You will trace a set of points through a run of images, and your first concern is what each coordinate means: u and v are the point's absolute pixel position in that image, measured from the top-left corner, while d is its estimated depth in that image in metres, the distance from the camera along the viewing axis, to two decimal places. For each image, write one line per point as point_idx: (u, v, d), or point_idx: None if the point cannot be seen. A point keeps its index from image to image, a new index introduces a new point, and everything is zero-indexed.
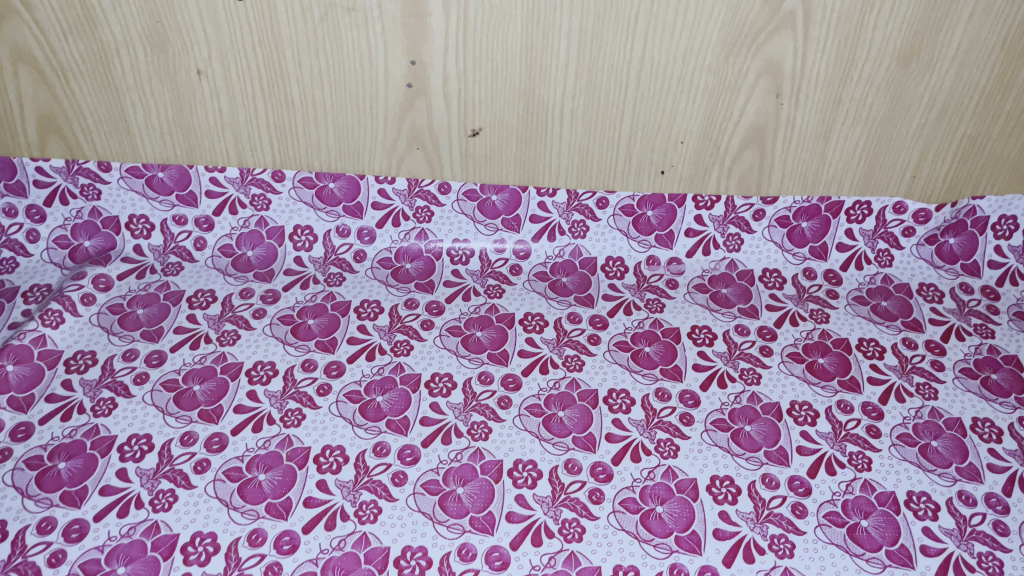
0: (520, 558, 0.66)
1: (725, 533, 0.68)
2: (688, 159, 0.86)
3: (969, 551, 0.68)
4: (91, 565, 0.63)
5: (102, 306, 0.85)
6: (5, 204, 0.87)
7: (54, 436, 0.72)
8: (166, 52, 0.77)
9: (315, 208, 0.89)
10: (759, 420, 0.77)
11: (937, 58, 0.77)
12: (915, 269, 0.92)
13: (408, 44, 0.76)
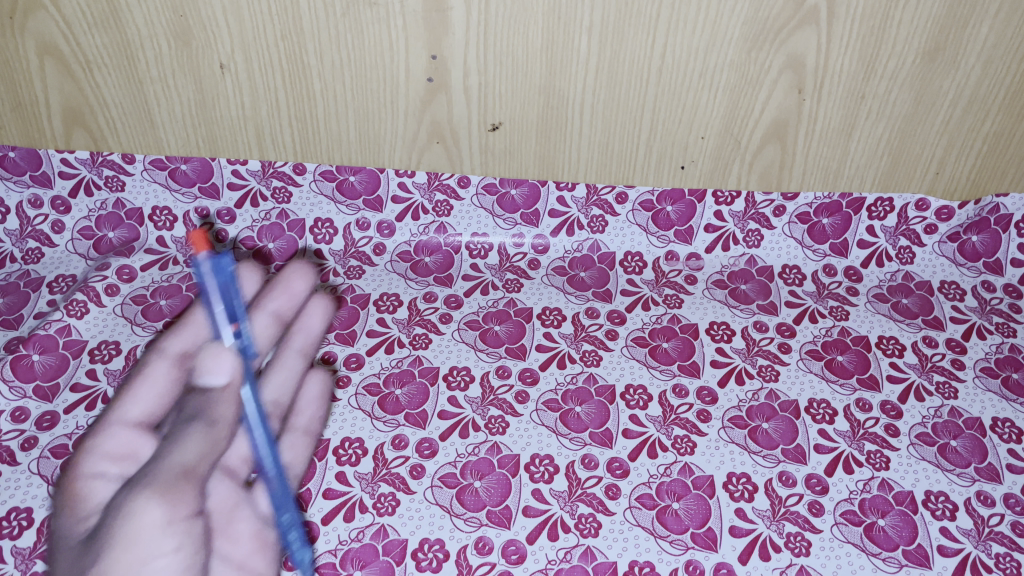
0: (537, 552, 0.67)
1: (741, 530, 0.69)
2: (709, 154, 0.85)
3: (986, 552, 0.68)
4: None
5: (126, 296, 0.86)
6: (31, 195, 0.89)
7: (78, 425, 0.74)
8: (190, 46, 0.77)
9: (335, 201, 0.89)
10: (777, 417, 0.77)
11: (963, 54, 0.77)
12: (936, 267, 0.91)
13: (429, 39, 0.76)
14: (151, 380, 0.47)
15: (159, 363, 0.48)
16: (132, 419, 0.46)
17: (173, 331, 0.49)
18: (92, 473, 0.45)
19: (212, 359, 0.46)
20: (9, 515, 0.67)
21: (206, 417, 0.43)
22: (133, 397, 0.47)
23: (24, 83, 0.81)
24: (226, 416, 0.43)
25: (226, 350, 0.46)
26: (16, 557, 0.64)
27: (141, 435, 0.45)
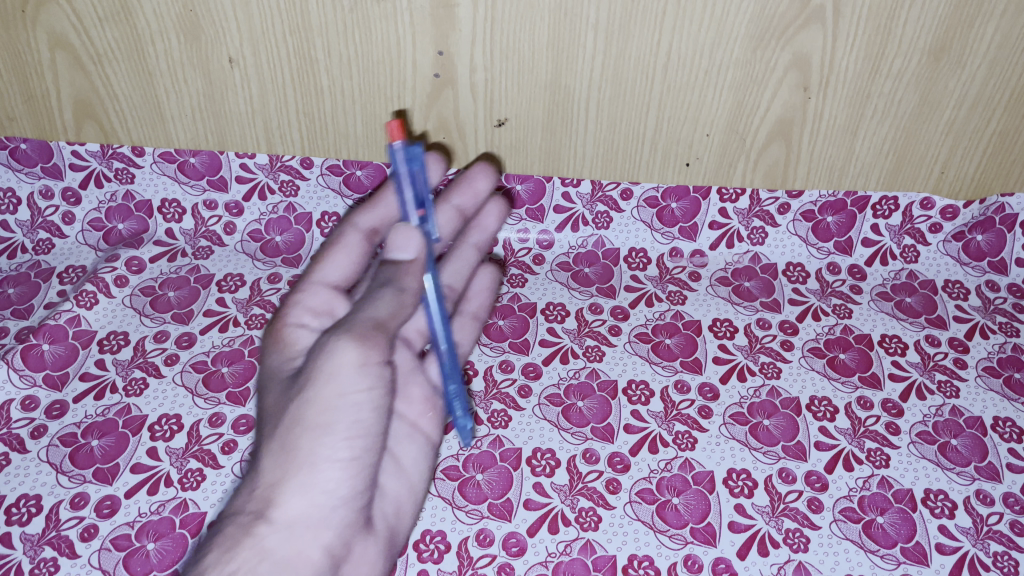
0: (537, 544, 0.68)
1: (740, 525, 0.69)
2: (713, 151, 0.86)
3: (984, 550, 0.68)
4: (122, 540, 0.68)
5: (135, 288, 0.87)
6: (42, 186, 0.90)
7: (87, 414, 0.77)
8: (199, 40, 0.78)
9: (342, 194, 0.89)
10: (778, 414, 0.77)
11: (968, 53, 0.77)
12: (941, 266, 0.91)
13: (436, 35, 0.76)
14: (347, 246, 0.58)
15: (355, 235, 0.58)
16: (337, 282, 0.57)
17: (370, 211, 0.60)
18: (296, 322, 0.54)
19: (401, 236, 0.50)
20: (19, 501, 0.70)
21: (402, 284, 0.49)
22: (331, 258, 0.58)
23: (36, 75, 0.82)
24: (413, 289, 0.49)
25: (413, 228, 0.51)
26: (25, 543, 0.68)
27: (336, 300, 0.56)
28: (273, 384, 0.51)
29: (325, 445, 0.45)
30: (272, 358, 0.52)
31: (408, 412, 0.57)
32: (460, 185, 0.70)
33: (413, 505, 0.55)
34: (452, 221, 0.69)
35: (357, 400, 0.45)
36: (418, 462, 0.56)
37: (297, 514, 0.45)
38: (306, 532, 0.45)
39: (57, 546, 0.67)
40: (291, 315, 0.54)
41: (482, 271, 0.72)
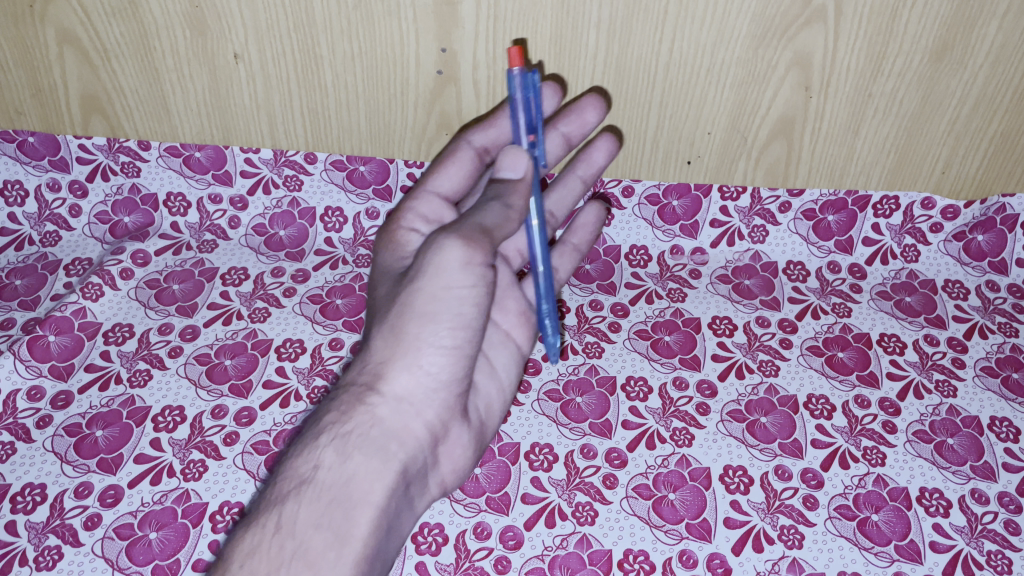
0: (533, 538, 0.69)
1: (735, 521, 0.70)
2: (715, 149, 0.86)
3: (978, 549, 0.69)
4: (125, 529, 0.69)
5: (140, 280, 0.89)
6: (49, 179, 0.91)
7: (92, 405, 0.78)
8: (205, 36, 0.79)
9: (346, 189, 0.90)
10: (775, 412, 0.78)
11: (971, 53, 0.77)
12: (941, 265, 0.91)
13: (439, 32, 0.77)
14: (459, 161, 0.72)
15: (467, 152, 0.72)
16: (447, 192, 0.72)
17: (484, 132, 0.73)
18: (409, 226, 0.68)
19: (511, 158, 0.60)
20: (25, 489, 0.72)
21: (508, 200, 0.59)
22: (444, 171, 0.72)
23: (43, 69, 0.83)
24: (518, 205, 0.59)
25: (521, 151, 0.60)
26: (30, 531, 0.69)
27: (443, 209, 0.71)
28: (382, 273, 0.66)
29: (427, 336, 0.57)
30: (384, 246, 0.68)
31: (504, 323, 0.70)
32: (565, 117, 0.78)
33: (503, 402, 0.69)
34: (558, 148, 0.78)
35: (453, 298, 0.56)
36: (508, 367, 0.69)
37: (403, 391, 0.57)
38: (409, 405, 0.57)
39: (61, 534, 0.69)
40: (405, 213, 0.69)
41: (589, 206, 0.82)
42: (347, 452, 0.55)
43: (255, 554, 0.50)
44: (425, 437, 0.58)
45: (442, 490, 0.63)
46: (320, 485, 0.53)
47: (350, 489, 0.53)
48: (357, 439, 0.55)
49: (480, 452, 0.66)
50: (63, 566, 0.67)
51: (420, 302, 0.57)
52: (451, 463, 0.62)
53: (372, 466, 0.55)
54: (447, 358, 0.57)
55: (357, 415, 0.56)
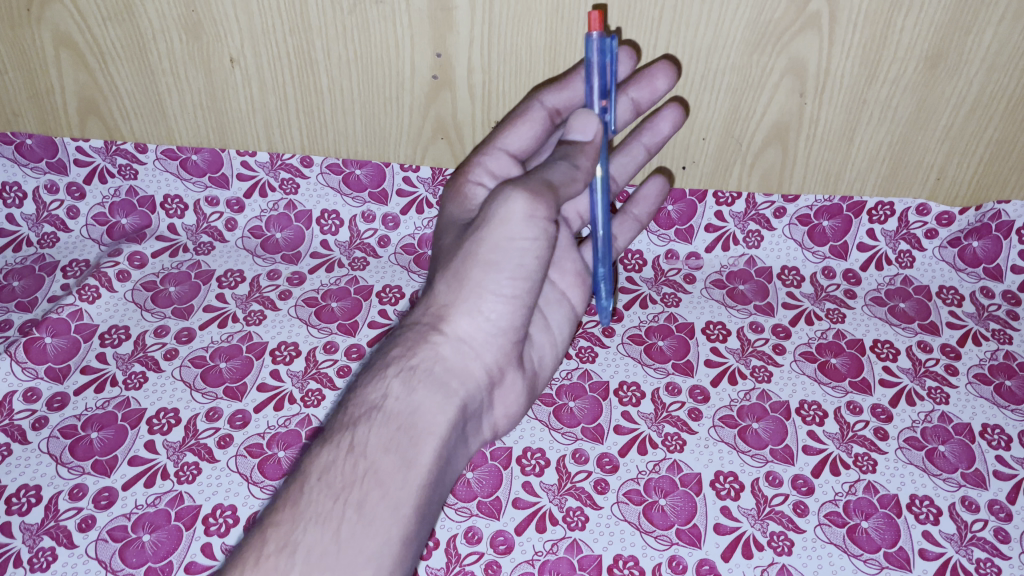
0: (524, 543, 0.70)
1: (725, 527, 0.71)
2: (710, 154, 0.86)
3: (967, 556, 0.69)
4: (118, 531, 0.70)
5: (137, 282, 0.89)
6: (47, 181, 0.91)
7: (88, 407, 0.78)
8: (201, 40, 0.79)
9: (342, 193, 0.91)
10: (767, 418, 0.78)
11: (965, 61, 0.76)
12: (936, 271, 0.91)
13: (434, 37, 0.77)
14: (531, 120, 0.73)
15: (540, 111, 0.73)
16: (516, 150, 0.73)
17: (558, 92, 0.73)
18: (476, 180, 0.70)
19: (581, 121, 0.61)
20: (20, 491, 0.72)
21: (575, 161, 0.59)
22: (516, 127, 0.72)
23: (41, 71, 0.83)
24: (585, 166, 0.59)
25: (593, 115, 0.60)
26: (24, 533, 0.70)
27: (510, 166, 0.71)
28: (447, 221, 0.69)
29: (490, 282, 0.57)
30: (452, 196, 0.70)
31: (559, 281, 0.72)
32: (637, 85, 0.76)
33: (554, 358, 0.70)
34: (626, 113, 0.77)
35: (518, 248, 0.56)
36: (562, 324, 0.71)
37: (464, 333, 0.58)
38: (470, 346, 0.58)
39: (55, 535, 0.69)
40: (474, 165, 0.71)
41: (653, 177, 0.84)
42: (413, 385, 0.56)
43: (329, 474, 0.51)
44: (484, 377, 0.60)
45: (493, 435, 0.65)
46: (388, 414, 0.54)
47: (416, 420, 0.54)
48: (422, 373, 0.56)
49: (532, 400, 0.67)
50: (57, 568, 0.68)
51: (485, 248, 0.57)
52: (505, 407, 0.64)
53: (436, 399, 0.56)
54: (507, 306, 0.58)
55: (421, 352, 0.57)
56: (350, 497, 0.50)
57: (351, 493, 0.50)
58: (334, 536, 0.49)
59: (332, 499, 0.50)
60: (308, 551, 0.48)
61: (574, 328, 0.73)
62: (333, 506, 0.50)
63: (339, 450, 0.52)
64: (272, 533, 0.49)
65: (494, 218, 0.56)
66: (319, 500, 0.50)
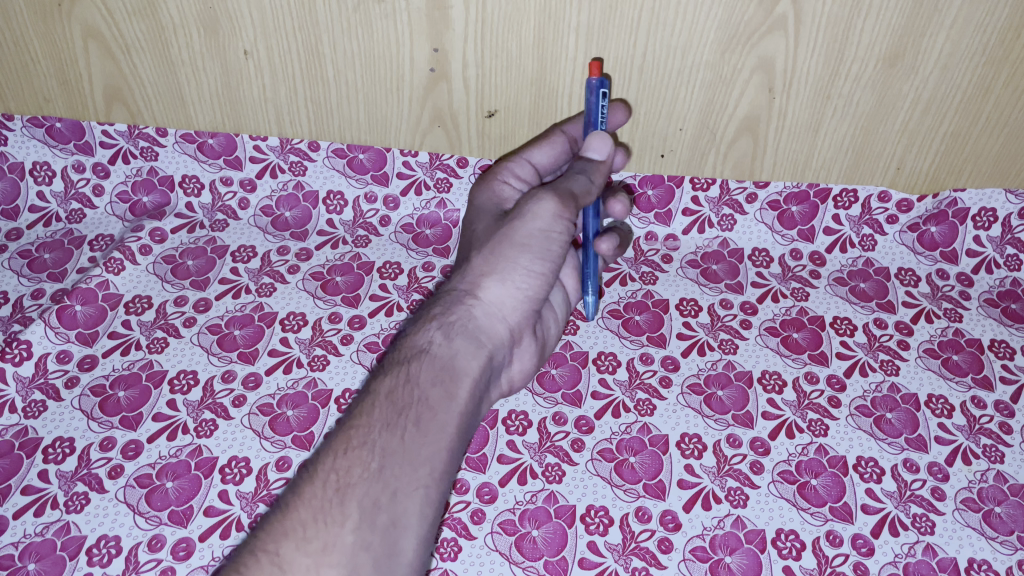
0: (507, 494, 0.78)
1: (688, 483, 0.79)
2: (686, 144, 0.92)
3: (905, 511, 0.77)
4: (144, 478, 0.78)
5: (158, 256, 0.97)
6: (74, 161, 0.99)
7: (115, 367, 0.87)
8: (217, 34, 0.86)
9: (346, 175, 0.98)
10: (731, 386, 0.86)
11: (921, 61, 0.82)
12: (896, 254, 0.98)
13: (431, 34, 0.83)
14: (554, 143, 0.80)
15: (561, 138, 0.81)
16: (540, 165, 0.80)
17: (575, 126, 0.83)
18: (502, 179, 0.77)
19: (596, 142, 0.72)
20: (55, 442, 0.81)
21: (590, 176, 0.72)
22: (543, 145, 0.80)
23: (70, 61, 0.90)
24: (597, 182, 0.71)
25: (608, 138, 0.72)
26: (60, 479, 0.78)
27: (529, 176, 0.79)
28: (484, 216, 0.75)
29: (524, 260, 0.67)
30: (485, 199, 0.76)
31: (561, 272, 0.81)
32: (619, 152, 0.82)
33: (558, 330, 0.80)
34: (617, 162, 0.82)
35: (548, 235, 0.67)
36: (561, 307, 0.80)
37: (494, 297, 0.67)
38: (497, 309, 0.67)
39: (88, 481, 0.78)
40: (503, 173, 0.78)
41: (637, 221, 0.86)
42: (452, 336, 0.64)
43: (393, 394, 0.59)
44: (507, 337, 0.68)
45: (508, 388, 0.73)
46: (433, 356, 0.62)
47: (455, 364, 0.63)
48: (459, 327, 0.65)
49: (542, 360, 0.76)
50: (90, 510, 0.76)
51: (522, 233, 0.68)
52: (521, 364, 0.72)
53: (469, 349, 0.64)
54: (536, 282, 0.68)
55: (457, 310, 0.66)
56: (410, 413, 0.58)
57: (411, 410, 0.58)
58: (400, 442, 0.56)
59: (396, 414, 0.58)
60: (383, 450, 0.56)
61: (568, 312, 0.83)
62: (398, 418, 0.57)
63: (397, 378, 0.60)
64: (354, 433, 0.57)
65: (528, 213, 0.67)
66: (386, 412, 0.58)
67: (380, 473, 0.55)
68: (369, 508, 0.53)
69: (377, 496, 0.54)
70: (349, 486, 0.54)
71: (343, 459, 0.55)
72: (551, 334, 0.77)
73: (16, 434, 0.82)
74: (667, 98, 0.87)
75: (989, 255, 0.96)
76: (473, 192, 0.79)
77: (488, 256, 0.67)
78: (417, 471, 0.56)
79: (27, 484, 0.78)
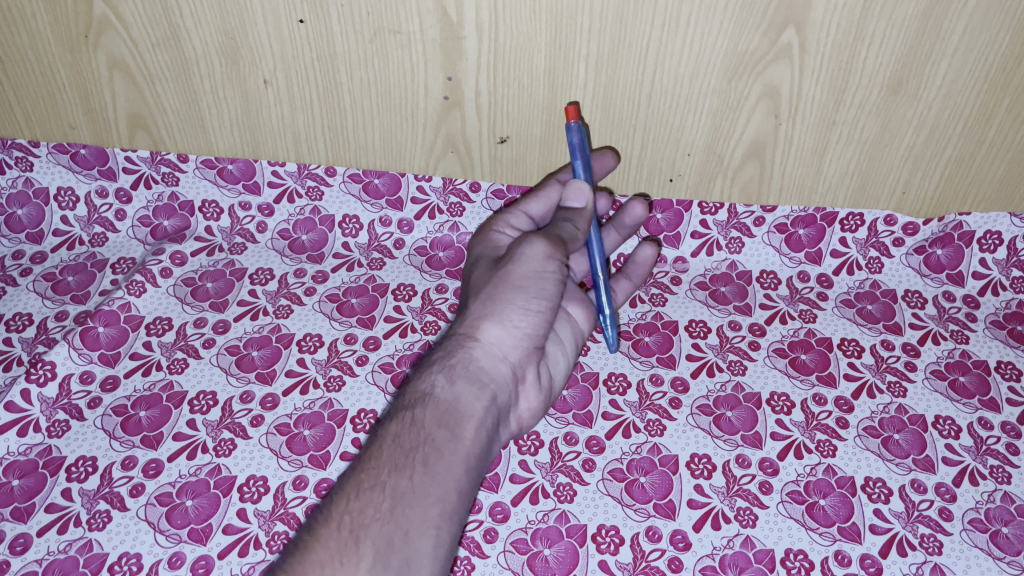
0: (519, 513, 0.79)
1: (697, 503, 0.80)
2: (694, 169, 0.94)
3: (913, 532, 0.78)
4: (165, 497, 0.80)
5: (178, 278, 0.99)
6: (98, 187, 1.01)
7: (136, 388, 0.89)
8: (238, 64, 0.88)
9: (362, 200, 1.00)
10: (740, 407, 0.87)
11: (923, 88, 0.83)
12: (902, 276, 0.99)
13: (445, 63, 0.85)
14: (549, 192, 0.84)
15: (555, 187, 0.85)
16: (536, 216, 0.84)
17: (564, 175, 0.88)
18: (499, 229, 0.83)
19: (576, 190, 0.80)
20: (79, 461, 0.83)
21: (575, 222, 0.79)
22: (537, 196, 0.84)
23: (95, 91, 0.93)
24: (582, 228, 0.79)
25: (584, 186, 0.80)
26: (83, 497, 0.80)
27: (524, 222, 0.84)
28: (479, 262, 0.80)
29: (520, 299, 0.70)
30: (481, 247, 0.82)
31: (568, 305, 0.84)
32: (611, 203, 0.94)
33: (566, 365, 0.82)
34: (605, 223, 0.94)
35: (544, 277, 0.71)
36: (567, 343, 0.82)
37: (494, 338, 0.69)
38: (498, 349, 0.69)
39: (110, 500, 0.80)
40: (499, 225, 0.83)
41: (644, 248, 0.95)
42: (455, 378, 0.66)
43: (399, 438, 0.61)
44: (510, 375, 0.70)
45: (517, 427, 0.75)
46: (437, 399, 0.64)
47: (459, 406, 0.64)
48: (461, 369, 0.66)
49: (549, 400, 0.78)
50: (112, 528, 0.78)
51: (518, 276, 0.71)
52: (527, 402, 0.74)
53: (473, 391, 0.66)
54: (533, 318, 0.70)
55: (459, 353, 0.67)
56: (417, 454, 0.60)
57: (417, 451, 0.60)
58: (409, 482, 0.58)
59: (403, 455, 0.60)
60: (393, 491, 0.58)
61: (579, 345, 0.85)
62: (406, 460, 0.59)
63: (403, 422, 0.62)
64: (365, 476, 0.59)
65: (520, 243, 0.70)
66: (394, 454, 0.60)
67: (391, 514, 0.57)
68: (382, 548, 0.55)
69: (390, 536, 0.55)
70: (361, 528, 0.56)
71: (356, 502, 0.57)
72: (558, 370, 0.80)
73: (41, 452, 0.84)
74: (674, 123, 0.89)
75: (995, 277, 0.98)
76: (473, 243, 0.84)
77: (485, 301, 0.70)
78: (427, 511, 0.58)
79: (51, 502, 0.80)
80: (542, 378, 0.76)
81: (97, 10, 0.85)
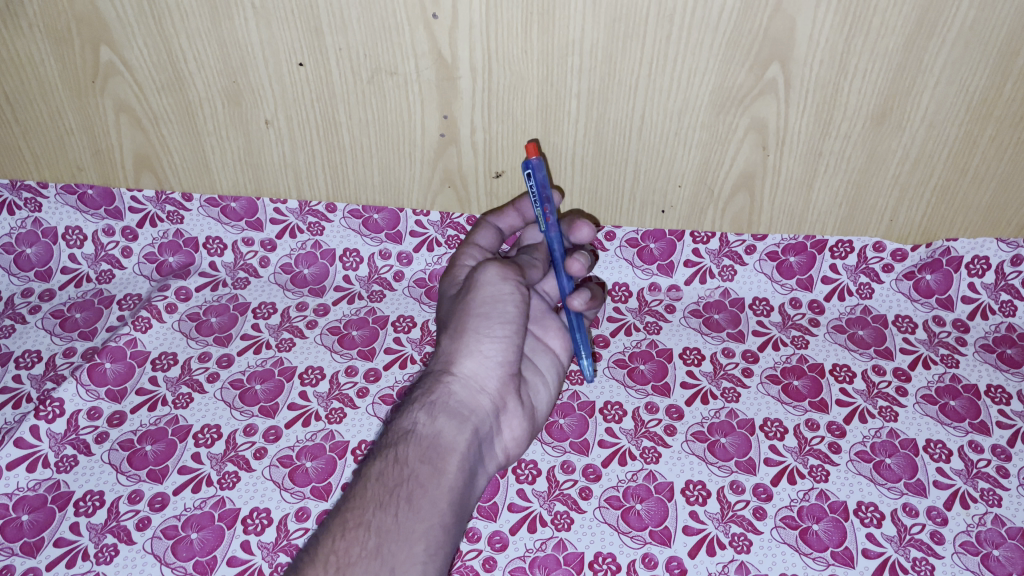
0: (517, 541, 0.81)
1: (693, 529, 0.82)
2: (686, 201, 0.96)
3: (905, 555, 0.80)
4: (171, 529, 0.82)
5: (183, 313, 1.02)
6: (105, 226, 1.04)
7: (143, 423, 0.91)
8: (241, 106, 0.91)
9: (362, 234, 1.03)
10: (734, 433, 0.89)
11: (907, 118, 0.85)
12: (892, 302, 1.01)
13: (441, 102, 0.88)
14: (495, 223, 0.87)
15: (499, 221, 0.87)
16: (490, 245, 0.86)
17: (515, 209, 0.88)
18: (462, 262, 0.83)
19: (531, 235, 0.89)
20: (86, 495, 0.85)
21: (533, 254, 0.84)
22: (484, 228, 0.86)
23: (103, 134, 0.96)
24: (540, 258, 0.83)
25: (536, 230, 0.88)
26: (91, 531, 0.82)
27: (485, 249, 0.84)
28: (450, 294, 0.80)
29: (484, 326, 0.71)
30: (449, 282, 0.81)
31: (544, 335, 0.84)
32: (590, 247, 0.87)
33: (548, 396, 0.82)
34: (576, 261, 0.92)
35: (501, 299, 0.72)
36: (549, 369, 0.83)
37: (470, 369, 0.70)
38: (475, 381, 0.70)
39: (117, 533, 0.82)
40: (458, 260, 0.83)
41: None
42: (435, 414, 0.67)
43: (383, 475, 0.63)
44: (491, 408, 0.71)
45: (505, 457, 0.75)
46: (419, 436, 0.66)
47: (441, 441, 0.66)
48: (441, 405, 0.68)
49: (534, 429, 0.78)
50: (120, 561, 0.80)
51: (478, 304, 0.72)
52: (512, 431, 0.74)
53: (454, 425, 0.68)
54: (501, 345, 0.71)
55: (438, 389, 0.69)
56: (401, 491, 0.62)
57: (401, 487, 0.62)
58: (394, 520, 0.61)
59: (387, 493, 0.62)
60: (378, 528, 0.60)
61: (560, 375, 0.85)
62: (389, 497, 0.62)
63: (387, 460, 0.64)
64: (350, 516, 0.61)
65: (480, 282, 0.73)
66: (377, 493, 0.62)
67: (377, 551, 0.59)
68: None
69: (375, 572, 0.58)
70: (348, 566, 0.57)
71: (342, 541, 0.59)
72: (541, 399, 0.80)
73: (49, 487, 0.86)
74: (664, 156, 0.91)
75: (983, 301, 0.99)
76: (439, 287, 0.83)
77: (454, 336, 0.72)
78: (412, 548, 0.60)
79: (60, 536, 0.82)
80: (527, 406, 0.77)
81: (104, 57, 0.88)
